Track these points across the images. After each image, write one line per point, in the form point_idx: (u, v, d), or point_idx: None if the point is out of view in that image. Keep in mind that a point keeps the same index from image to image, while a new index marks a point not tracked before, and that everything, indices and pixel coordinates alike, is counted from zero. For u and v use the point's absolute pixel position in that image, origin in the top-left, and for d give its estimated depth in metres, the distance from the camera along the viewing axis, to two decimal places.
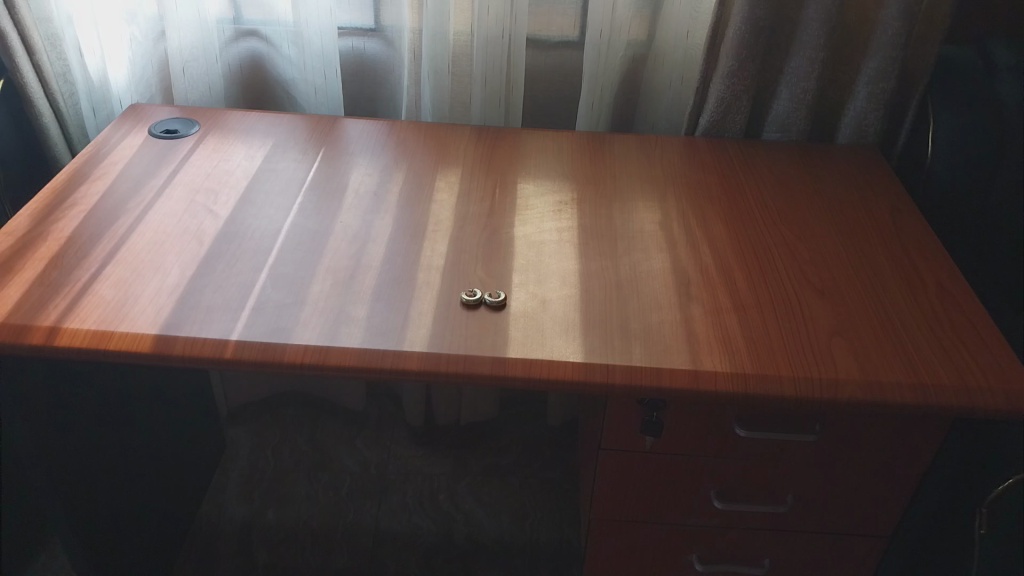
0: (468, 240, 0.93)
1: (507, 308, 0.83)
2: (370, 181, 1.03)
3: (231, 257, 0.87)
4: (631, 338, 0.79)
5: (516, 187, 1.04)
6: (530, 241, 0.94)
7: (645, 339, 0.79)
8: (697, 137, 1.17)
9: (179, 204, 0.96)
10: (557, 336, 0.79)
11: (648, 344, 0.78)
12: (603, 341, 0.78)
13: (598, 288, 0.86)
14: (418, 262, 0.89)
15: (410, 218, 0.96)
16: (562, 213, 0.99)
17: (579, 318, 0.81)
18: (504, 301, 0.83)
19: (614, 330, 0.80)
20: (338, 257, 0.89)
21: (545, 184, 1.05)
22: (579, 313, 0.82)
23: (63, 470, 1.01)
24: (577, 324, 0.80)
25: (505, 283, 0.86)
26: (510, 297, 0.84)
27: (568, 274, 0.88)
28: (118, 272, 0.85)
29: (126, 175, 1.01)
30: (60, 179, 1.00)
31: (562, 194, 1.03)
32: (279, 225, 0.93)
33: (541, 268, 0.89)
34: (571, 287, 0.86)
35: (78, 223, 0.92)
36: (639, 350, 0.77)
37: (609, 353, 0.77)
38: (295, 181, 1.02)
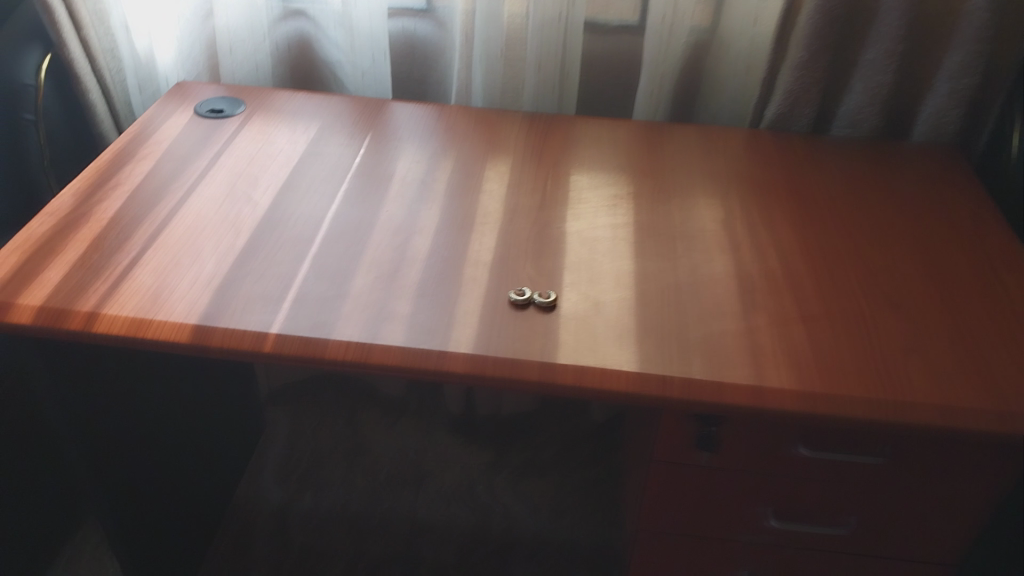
0: (518, 235, 0.89)
1: (558, 310, 0.79)
2: (418, 170, 1.00)
3: (274, 247, 0.85)
4: (688, 347, 0.75)
5: (570, 178, 0.99)
6: (583, 238, 0.89)
7: (703, 349, 0.75)
8: (761, 130, 1.11)
9: (221, 189, 0.93)
10: (609, 343, 0.75)
11: (707, 355, 0.74)
12: (658, 351, 0.74)
13: (653, 291, 0.81)
14: (465, 257, 0.85)
15: (458, 210, 0.93)
16: (617, 210, 0.94)
17: (632, 324, 0.77)
18: (555, 302, 0.79)
19: (669, 339, 0.75)
20: (383, 250, 0.86)
21: (600, 177, 1.00)
22: (633, 318, 0.78)
23: (100, 453, 1.00)
24: (631, 331, 0.76)
25: (556, 283, 0.82)
26: (561, 298, 0.80)
27: (623, 275, 0.83)
28: (159, 256, 0.82)
29: (170, 156, 0.99)
30: (104, 158, 0.98)
31: (617, 188, 0.98)
32: (325, 214, 0.90)
33: (594, 267, 0.84)
34: (625, 290, 0.81)
35: (121, 205, 0.90)
36: (698, 362, 0.73)
37: (666, 364, 0.72)
38: (340, 168, 0.98)
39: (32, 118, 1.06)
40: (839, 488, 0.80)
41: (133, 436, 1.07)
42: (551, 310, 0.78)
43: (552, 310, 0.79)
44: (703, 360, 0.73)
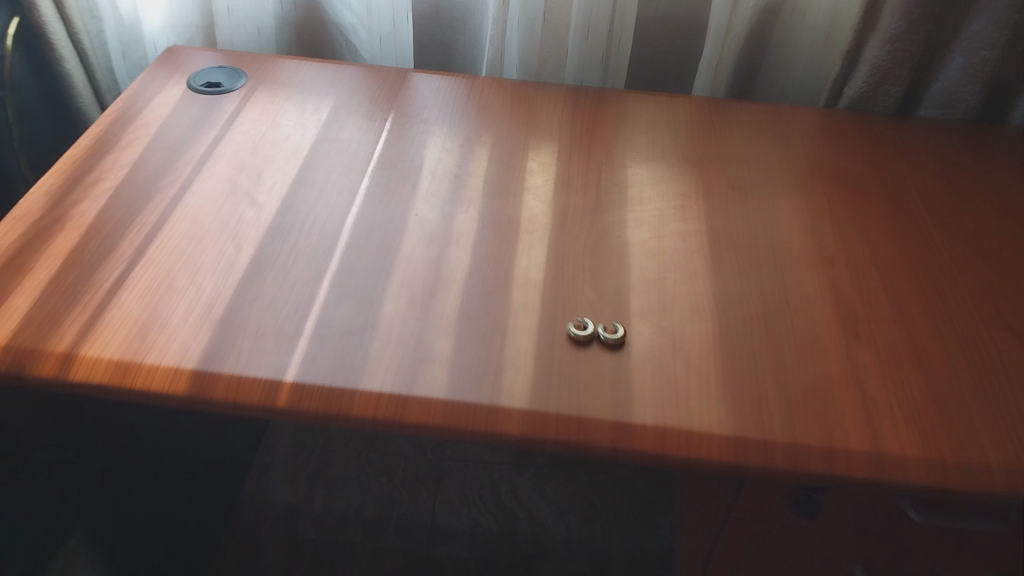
0: (572, 246, 0.75)
1: (626, 348, 0.66)
2: (450, 159, 0.85)
3: (286, 261, 0.71)
4: (784, 400, 0.62)
5: (627, 172, 0.85)
6: (648, 250, 0.75)
7: (802, 401, 0.63)
8: (840, 110, 0.96)
9: (219, 186, 0.79)
10: (693, 395, 0.62)
11: (808, 409, 0.62)
12: (751, 405, 0.62)
13: (738, 324, 0.68)
14: (512, 274, 0.72)
15: (499, 212, 0.79)
16: (684, 213, 0.80)
17: (718, 368, 0.64)
18: (623, 338, 0.66)
19: (762, 388, 0.63)
20: (414, 264, 0.72)
21: (660, 170, 0.85)
22: (717, 361, 0.65)
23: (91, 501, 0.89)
24: (717, 379, 0.63)
25: (622, 312, 0.69)
26: (629, 334, 0.67)
27: (700, 302, 0.70)
28: (148, 276, 0.69)
29: (161, 141, 0.84)
30: (83, 142, 0.83)
31: (682, 184, 0.84)
32: (343, 217, 0.76)
33: (665, 291, 0.71)
34: (705, 322, 0.68)
35: (102, 205, 0.76)
36: (798, 419, 0.61)
37: (762, 424, 0.61)
38: (358, 158, 0.84)
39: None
40: (944, 552, 0.70)
41: (135, 463, 0.96)
42: (619, 348, 0.66)
43: (620, 348, 0.66)
44: (803, 418, 0.61)
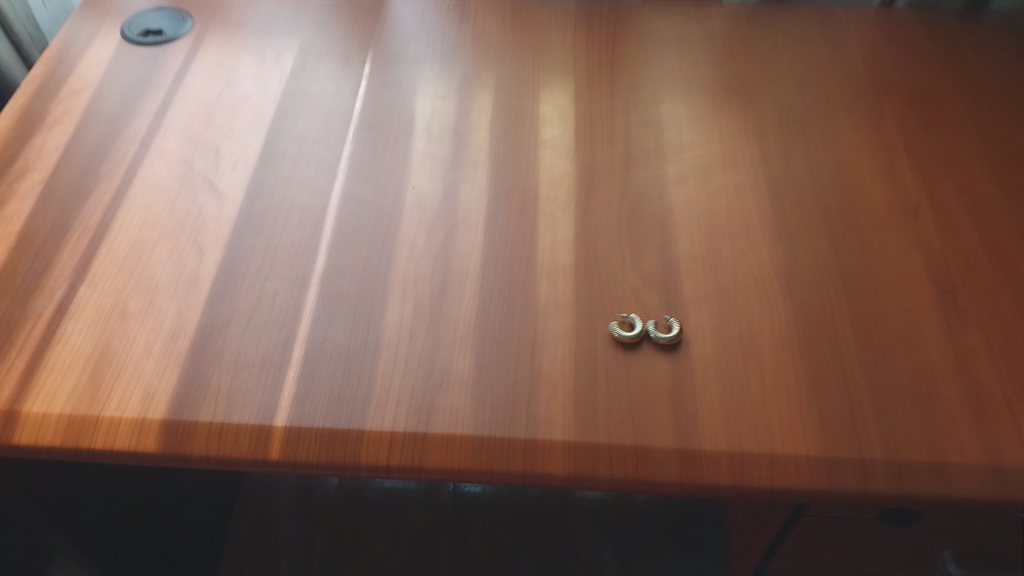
0: (603, 216, 0.63)
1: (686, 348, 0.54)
2: (445, 110, 0.71)
3: (264, 265, 0.59)
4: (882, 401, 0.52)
5: (659, 110, 0.71)
6: (696, 213, 0.63)
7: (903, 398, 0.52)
8: (900, 11, 0.81)
9: (172, 169, 0.66)
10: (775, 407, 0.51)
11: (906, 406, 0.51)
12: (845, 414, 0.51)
13: (812, 307, 0.56)
14: (534, 261, 0.60)
15: (510, 179, 0.66)
16: (735, 160, 0.67)
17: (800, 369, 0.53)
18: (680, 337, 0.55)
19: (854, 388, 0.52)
20: (416, 257, 0.60)
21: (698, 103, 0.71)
22: (797, 358, 0.54)
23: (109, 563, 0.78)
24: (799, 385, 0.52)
25: (674, 300, 0.57)
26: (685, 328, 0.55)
27: (765, 280, 0.58)
28: (97, 298, 0.57)
29: (95, 112, 0.70)
30: (2, 122, 0.69)
31: (727, 121, 0.70)
32: (325, 198, 0.64)
33: (723, 268, 0.59)
34: (775, 306, 0.57)
35: (33, 205, 0.63)
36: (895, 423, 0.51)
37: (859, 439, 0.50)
38: (337, 117, 0.70)
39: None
40: None
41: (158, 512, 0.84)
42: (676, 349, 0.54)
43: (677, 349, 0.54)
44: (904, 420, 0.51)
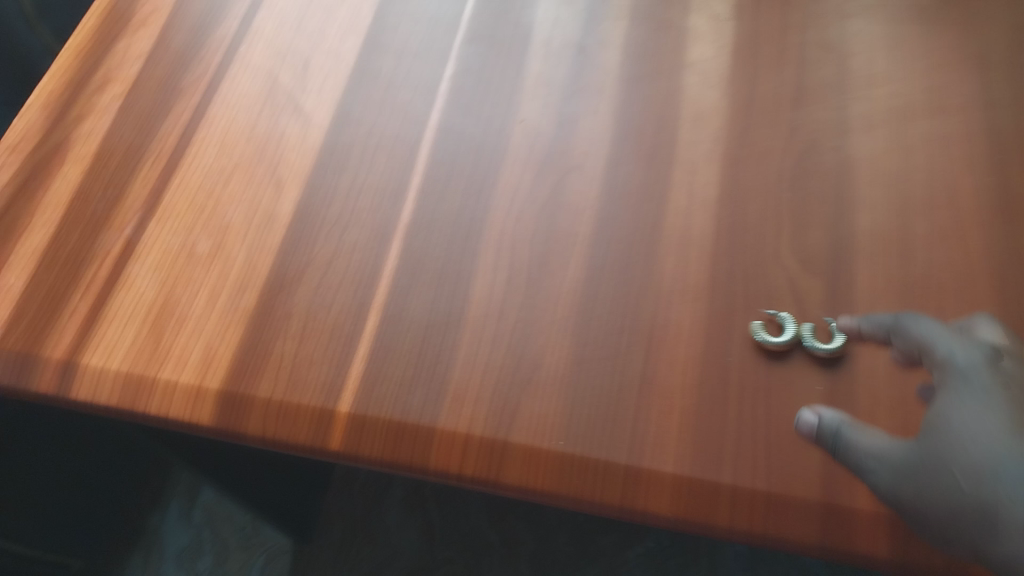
0: (758, 172, 0.50)
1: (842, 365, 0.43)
2: (571, 18, 0.58)
3: (342, 209, 0.51)
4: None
5: (845, 24, 0.55)
6: (880, 175, 0.49)
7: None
8: None
9: (257, 85, 0.58)
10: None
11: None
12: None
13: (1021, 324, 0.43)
14: (662, 225, 0.49)
15: (642, 112, 0.53)
16: (940, 103, 0.51)
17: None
18: (838, 350, 0.43)
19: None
20: (517, 210, 0.50)
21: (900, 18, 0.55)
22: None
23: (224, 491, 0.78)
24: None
25: (837, 297, 0.45)
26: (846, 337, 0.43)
27: (962, 281, 0.45)
28: (165, 237, 0.51)
29: (182, 13, 0.62)
30: (87, 23, 0.62)
31: (936, 47, 0.53)
32: (418, 129, 0.54)
33: (907, 257, 0.46)
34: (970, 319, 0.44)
35: (111, 123, 0.57)
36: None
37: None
38: (442, 26, 0.59)
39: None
40: None
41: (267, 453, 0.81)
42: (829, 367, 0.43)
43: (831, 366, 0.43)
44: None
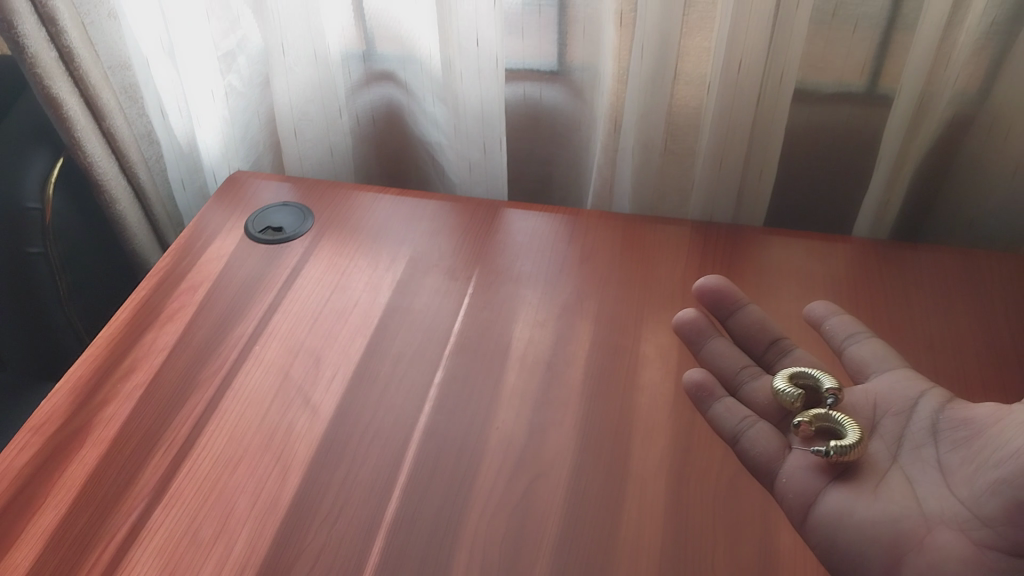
0: (699, 487, 0.58)
1: (769, 467, 0.56)
2: (543, 337, 0.69)
3: (333, 503, 0.57)
4: (982, 513, 0.49)
5: (767, 319, 0.66)
6: (814, 468, 0.56)
7: (986, 501, 0.49)
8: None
9: (269, 380, 0.66)
10: (895, 545, 0.50)
11: (1007, 512, 0.47)
12: (971, 557, 0.48)
13: (935, 424, 0.55)
14: (617, 532, 0.55)
15: (601, 423, 0.62)
16: (883, 356, 0.61)
17: (952, 526, 0.50)
18: (782, 439, 0.58)
19: (982, 529, 0.49)
20: (490, 510, 0.57)
21: (827, 312, 0.65)
22: (942, 511, 0.51)
23: None
24: (934, 536, 0.50)
25: (808, 474, 0.55)
26: (757, 419, 0.59)
27: (919, 389, 0.58)
28: (169, 521, 0.56)
29: (209, 314, 0.71)
30: (121, 316, 0.71)
31: (864, 373, 0.61)
32: (407, 430, 0.62)
33: (854, 487, 0.54)
34: (925, 452, 0.55)
35: (131, 409, 0.63)
36: (1012, 534, 0.47)
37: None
38: (433, 338, 0.69)
39: (38, 210, 0.77)
40: None
41: None
42: (750, 450, 0.57)
43: (768, 465, 0.57)
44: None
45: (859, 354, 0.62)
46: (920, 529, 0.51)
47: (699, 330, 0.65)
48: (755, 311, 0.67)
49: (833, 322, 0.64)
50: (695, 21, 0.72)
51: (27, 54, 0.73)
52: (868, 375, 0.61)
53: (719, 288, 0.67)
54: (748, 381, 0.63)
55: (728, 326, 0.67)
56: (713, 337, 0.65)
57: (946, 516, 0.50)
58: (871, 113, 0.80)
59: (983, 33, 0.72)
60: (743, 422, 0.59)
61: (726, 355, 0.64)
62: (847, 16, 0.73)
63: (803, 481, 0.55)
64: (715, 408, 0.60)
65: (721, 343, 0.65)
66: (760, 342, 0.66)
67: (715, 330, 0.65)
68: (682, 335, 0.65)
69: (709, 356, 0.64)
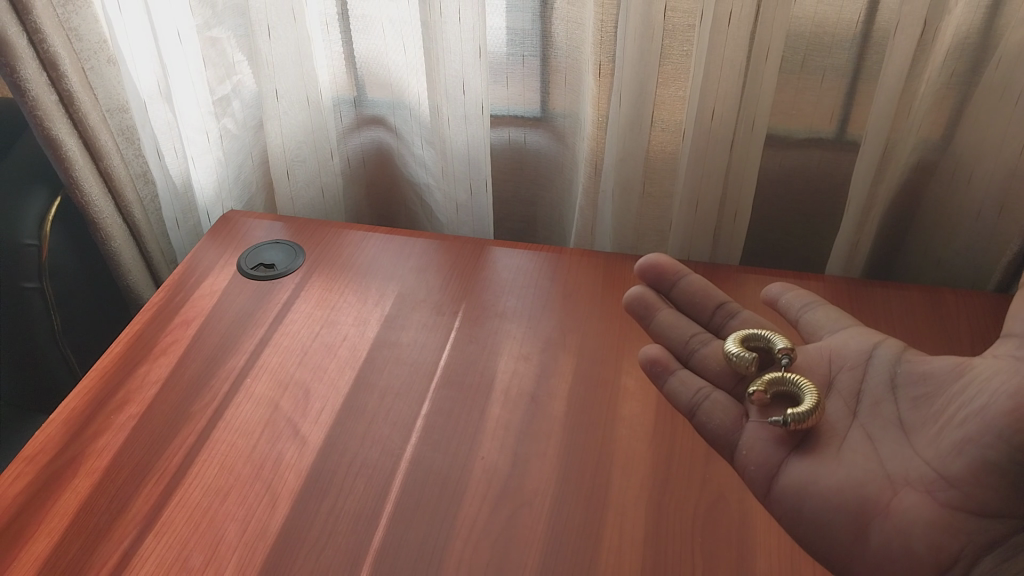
0: (676, 514, 0.60)
1: (728, 437, 0.60)
2: (526, 370, 0.71)
3: (320, 532, 0.58)
4: (948, 474, 0.53)
5: (707, 286, 0.71)
6: (774, 439, 0.59)
7: (952, 461, 0.53)
8: (995, 302, 0.78)
9: (258, 412, 0.67)
10: (861, 510, 0.54)
11: (974, 469, 0.52)
12: (939, 518, 0.52)
13: (893, 377, 0.61)
14: (595, 559, 0.57)
15: (581, 453, 0.64)
16: (836, 317, 0.67)
17: (918, 488, 0.54)
18: (739, 409, 0.62)
19: (948, 491, 0.53)
20: (474, 538, 0.58)
21: (781, 290, 0.70)
22: (907, 473, 0.55)
23: None
24: (899, 498, 0.54)
25: (772, 446, 0.59)
26: (711, 390, 0.63)
27: (872, 342, 0.64)
28: (159, 552, 0.57)
29: (200, 348, 0.73)
30: (114, 350, 0.73)
31: (817, 336, 0.67)
32: (394, 461, 0.63)
33: (817, 457, 0.57)
34: (884, 409, 0.60)
35: (123, 440, 0.65)
36: (979, 493, 0.51)
37: (961, 559, 0.51)
38: (419, 372, 0.71)
39: (35, 245, 0.80)
40: None
41: None
42: (707, 421, 0.61)
43: (727, 435, 0.60)
44: (991, 490, 0.51)
45: (815, 319, 0.68)
46: (886, 494, 0.54)
47: (649, 308, 0.69)
48: (695, 280, 0.71)
49: (785, 298, 0.69)
50: (671, 71, 0.76)
51: (29, 98, 0.76)
52: (821, 336, 0.67)
53: (659, 264, 0.71)
54: (699, 348, 0.67)
55: (673, 297, 0.71)
56: (659, 311, 0.69)
57: (912, 478, 0.54)
58: (840, 158, 0.83)
59: (941, 84, 0.77)
60: (699, 393, 0.62)
61: (674, 327, 0.68)
62: (814, 67, 0.77)
63: (764, 453, 0.58)
64: (670, 382, 0.63)
65: (669, 315, 0.69)
66: (705, 309, 0.71)
67: (662, 304, 0.69)
68: (632, 312, 0.69)
69: (659, 328, 0.68)
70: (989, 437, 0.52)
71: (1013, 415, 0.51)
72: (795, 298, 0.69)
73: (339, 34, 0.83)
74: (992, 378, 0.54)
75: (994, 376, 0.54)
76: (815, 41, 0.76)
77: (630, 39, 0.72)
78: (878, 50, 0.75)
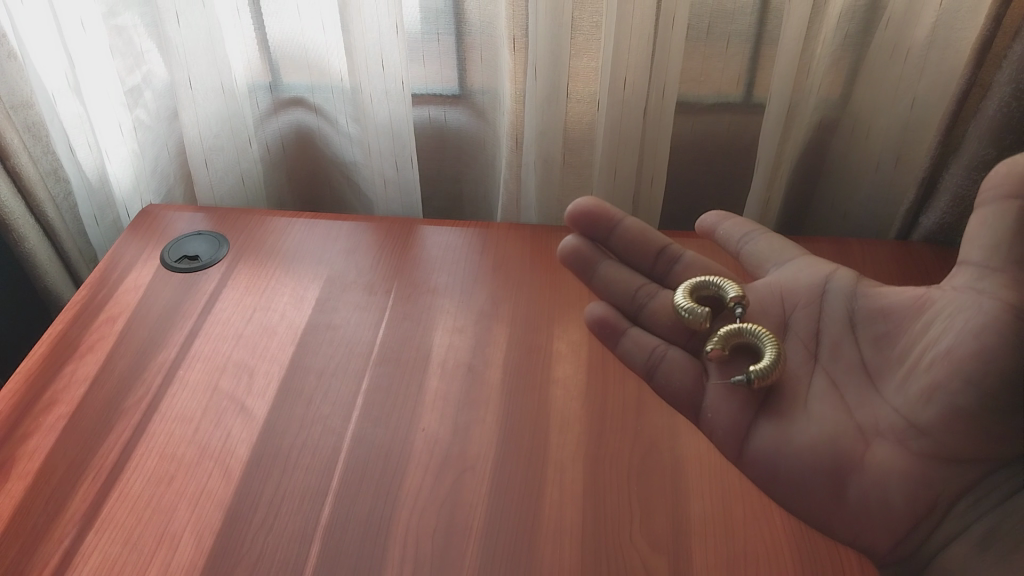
0: (612, 470, 0.62)
1: (692, 398, 0.63)
2: (460, 342, 0.73)
3: (267, 513, 0.59)
4: (919, 422, 0.54)
5: (644, 230, 0.72)
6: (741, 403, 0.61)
7: (924, 409, 0.54)
8: (899, 249, 0.83)
9: (195, 400, 0.67)
10: (839, 464, 0.56)
11: (945, 418, 0.53)
12: (913, 469, 0.54)
13: (847, 306, 0.63)
14: (540, 517, 0.59)
15: (520, 417, 0.66)
16: (778, 249, 0.69)
17: (890, 438, 0.55)
18: (698, 365, 0.65)
19: (920, 439, 0.54)
20: (420, 508, 0.59)
21: (718, 219, 0.71)
22: (875, 422, 0.56)
23: None
24: (873, 452, 0.55)
25: (738, 410, 0.61)
26: (667, 347, 0.66)
27: (823, 274, 0.65)
28: (102, 547, 0.57)
29: (129, 343, 0.72)
30: (37, 351, 0.71)
31: (766, 271, 0.69)
32: (337, 439, 0.64)
33: (785, 418, 0.59)
34: (841, 344, 0.62)
35: (55, 441, 0.64)
36: (950, 440, 0.53)
37: (937, 506, 0.53)
38: (356, 351, 0.72)
39: None
40: None
41: None
42: (667, 384, 0.64)
43: (690, 395, 0.64)
44: (963, 436, 0.52)
45: (758, 251, 0.69)
46: (860, 447, 0.56)
47: (587, 262, 0.71)
48: (631, 225, 0.72)
49: (722, 229, 0.70)
50: (583, 42, 0.78)
51: None
52: (767, 270, 0.69)
53: (589, 211, 0.71)
54: (647, 302, 0.70)
55: (612, 245, 0.72)
56: (599, 265, 0.71)
57: (883, 426, 0.56)
58: (749, 120, 0.87)
59: (838, 45, 0.80)
60: (656, 352, 0.65)
61: (617, 280, 0.70)
62: (719, 33, 0.80)
63: (730, 416, 0.61)
64: (624, 342, 0.66)
65: (610, 268, 0.71)
66: (648, 255, 0.72)
67: (602, 256, 0.72)
68: (573, 267, 0.72)
69: (602, 283, 0.71)
70: (957, 382, 0.52)
71: (980, 357, 0.51)
72: (730, 227, 0.70)
73: (250, 18, 0.82)
74: (954, 315, 0.54)
75: (958, 314, 0.54)
76: (719, 9, 0.79)
77: (542, 12, 0.73)
78: (777, 14, 0.79)
